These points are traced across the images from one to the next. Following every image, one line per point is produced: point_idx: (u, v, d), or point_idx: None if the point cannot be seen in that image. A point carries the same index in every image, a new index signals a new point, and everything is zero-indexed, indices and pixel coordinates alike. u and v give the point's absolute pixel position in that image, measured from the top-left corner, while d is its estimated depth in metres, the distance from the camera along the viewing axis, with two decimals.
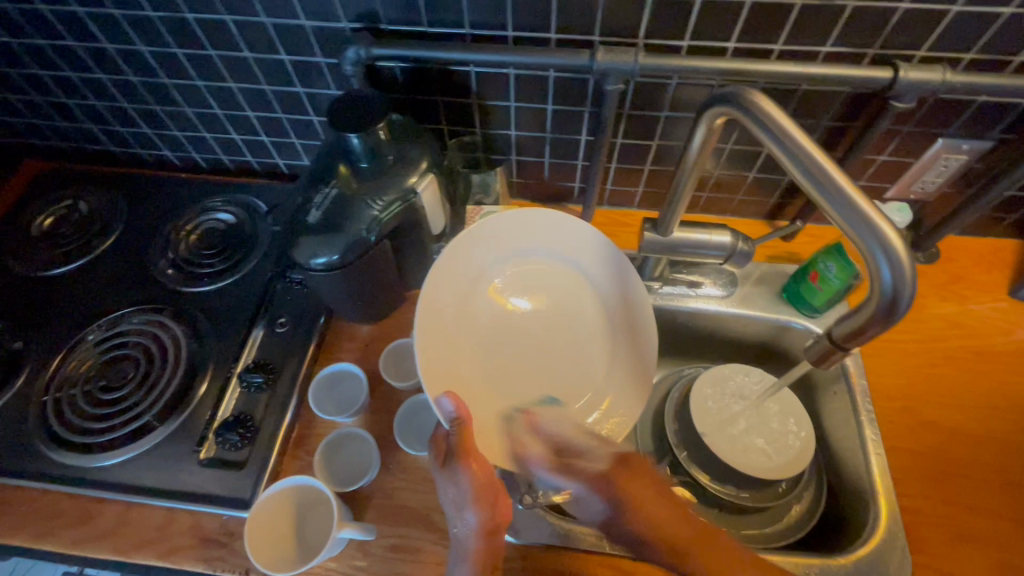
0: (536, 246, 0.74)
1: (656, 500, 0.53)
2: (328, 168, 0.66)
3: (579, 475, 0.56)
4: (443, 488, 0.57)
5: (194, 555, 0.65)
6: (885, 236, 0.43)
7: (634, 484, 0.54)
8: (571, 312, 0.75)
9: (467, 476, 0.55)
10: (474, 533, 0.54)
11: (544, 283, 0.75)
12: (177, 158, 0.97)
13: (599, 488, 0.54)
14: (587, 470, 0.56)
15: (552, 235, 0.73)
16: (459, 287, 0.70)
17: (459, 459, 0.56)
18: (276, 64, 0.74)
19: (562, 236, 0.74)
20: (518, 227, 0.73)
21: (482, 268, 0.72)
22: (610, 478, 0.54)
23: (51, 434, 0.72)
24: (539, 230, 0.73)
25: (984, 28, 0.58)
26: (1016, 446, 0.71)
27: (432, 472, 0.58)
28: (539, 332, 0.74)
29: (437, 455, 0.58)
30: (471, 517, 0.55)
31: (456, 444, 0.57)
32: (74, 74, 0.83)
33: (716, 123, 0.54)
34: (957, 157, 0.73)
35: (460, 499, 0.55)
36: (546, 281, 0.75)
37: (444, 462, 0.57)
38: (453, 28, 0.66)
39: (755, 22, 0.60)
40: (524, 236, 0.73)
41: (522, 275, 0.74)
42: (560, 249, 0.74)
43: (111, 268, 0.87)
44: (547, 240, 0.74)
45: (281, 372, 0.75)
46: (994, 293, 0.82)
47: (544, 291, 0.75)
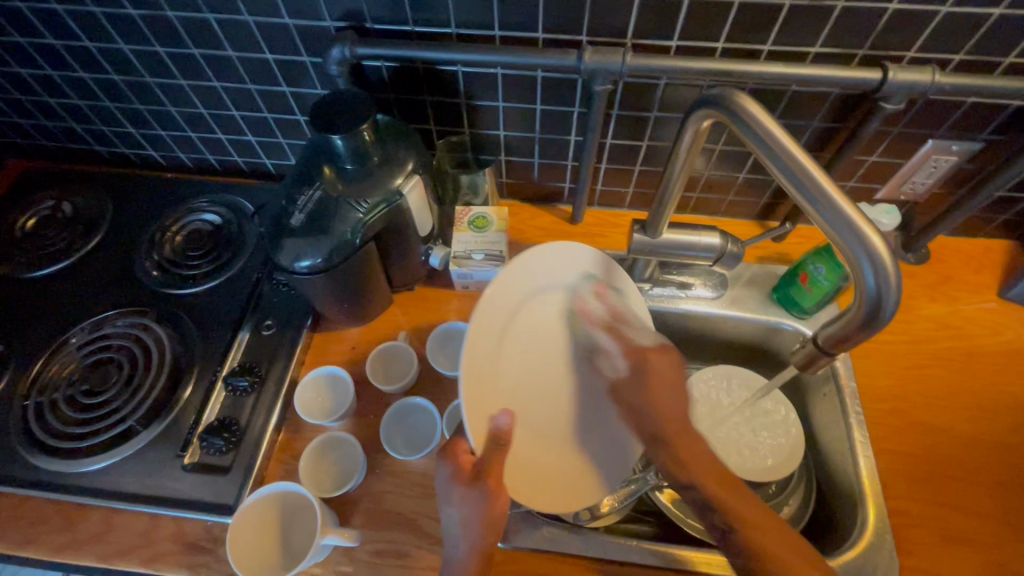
0: (558, 279, 0.62)
1: (676, 395, 0.55)
2: (312, 169, 0.65)
3: (622, 341, 0.60)
4: (454, 502, 0.52)
5: (178, 561, 0.64)
6: (871, 243, 0.43)
7: (665, 368, 0.56)
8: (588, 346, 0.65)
9: (490, 499, 0.52)
10: (474, 554, 0.53)
11: (563, 323, 0.63)
12: (162, 158, 0.96)
13: (629, 358, 0.59)
14: (629, 341, 0.60)
15: (572, 264, 0.63)
16: (490, 337, 0.56)
17: (486, 482, 0.52)
18: (261, 63, 0.73)
19: (579, 266, 0.64)
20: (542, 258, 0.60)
21: (510, 311, 0.58)
22: (645, 360, 0.58)
23: (33, 439, 0.71)
24: (559, 259, 0.62)
25: (973, 29, 0.57)
26: (1005, 447, 0.71)
27: (444, 484, 0.53)
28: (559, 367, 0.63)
29: (461, 469, 0.53)
30: (476, 538, 0.53)
31: (488, 465, 0.53)
32: (56, 73, 0.82)
33: (704, 125, 0.54)
34: (947, 158, 0.72)
35: (470, 517, 0.52)
36: (567, 321, 0.63)
37: (467, 480, 0.52)
38: (439, 27, 0.65)
39: (744, 22, 0.60)
40: (546, 268, 0.61)
41: (544, 315, 0.62)
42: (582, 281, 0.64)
43: (95, 269, 0.85)
44: (568, 268, 0.63)
45: (267, 375, 0.74)
46: (983, 293, 0.82)
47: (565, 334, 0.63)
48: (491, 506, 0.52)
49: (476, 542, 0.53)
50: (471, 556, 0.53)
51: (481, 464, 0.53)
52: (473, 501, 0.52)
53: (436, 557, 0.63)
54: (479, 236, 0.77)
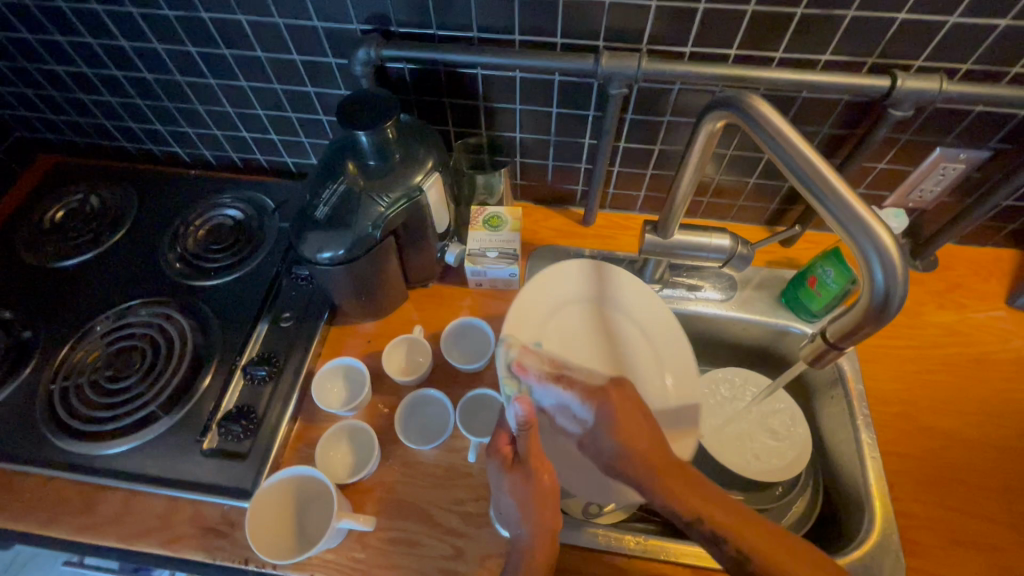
0: (570, 295, 0.75)
1: (643, 422, 0.54)
2: (335, 165, 0.68)
3: (576, 386, 0.55)
4: (506, 489, 0.56)
5: (195, 544, 0.65)
6: (879, 238, 0.44)
7: (629, 408, 0.54)
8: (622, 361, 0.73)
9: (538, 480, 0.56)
10: (539, 534, 0.56)
11: (584, 332, 0.74)
12: (187, 155, 0.99)
13: (593, 403, 0.54)
14: (583, 382, 0.56)
15: (578, 282, 0.75)
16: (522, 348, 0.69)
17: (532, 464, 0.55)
18: (288, 64, 0.76)
19: (586, 281, 0.75)
20: (553, 277, 0.74)
21: (531, 326, 0.71)
22: (608, 395, 0.54)
23: (58, 422, 0.73)
24: (568, 278, 0.75)
25: (979, 40, 0.59)
26: (1012, 452, 0.71)
27: (496, 475, 0.57)
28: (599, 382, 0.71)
29: (504, 459, 0.57)
30: (534, 520, 0.55)
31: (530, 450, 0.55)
32: (90, 71, 0.85)
33: (716, 127, 0.55)
34: (955, 165, 0.74)
35: (524, 502, 0.56)
36: (587, 329, 0.74)
37: (511, 465, 0.56)
38: (461, 32, 0.68)
39: (756, 30, 0.62)
40: (557, 288, 0.74)
41: (567, 326, 0.74)
42: (591, 293, 0.75)
43: (120, 261, 0.88)
44: (578, 285, 0.75)
45: (284, 366, 0.76)
46: (991, 301, 0.83)
47: (589, 339, 0.74)
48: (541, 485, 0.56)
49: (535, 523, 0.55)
50: (537, 538, 0.56)
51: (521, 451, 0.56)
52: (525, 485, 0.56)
53: (448, 546, 0.64)
54: (493, 235, 0.79)
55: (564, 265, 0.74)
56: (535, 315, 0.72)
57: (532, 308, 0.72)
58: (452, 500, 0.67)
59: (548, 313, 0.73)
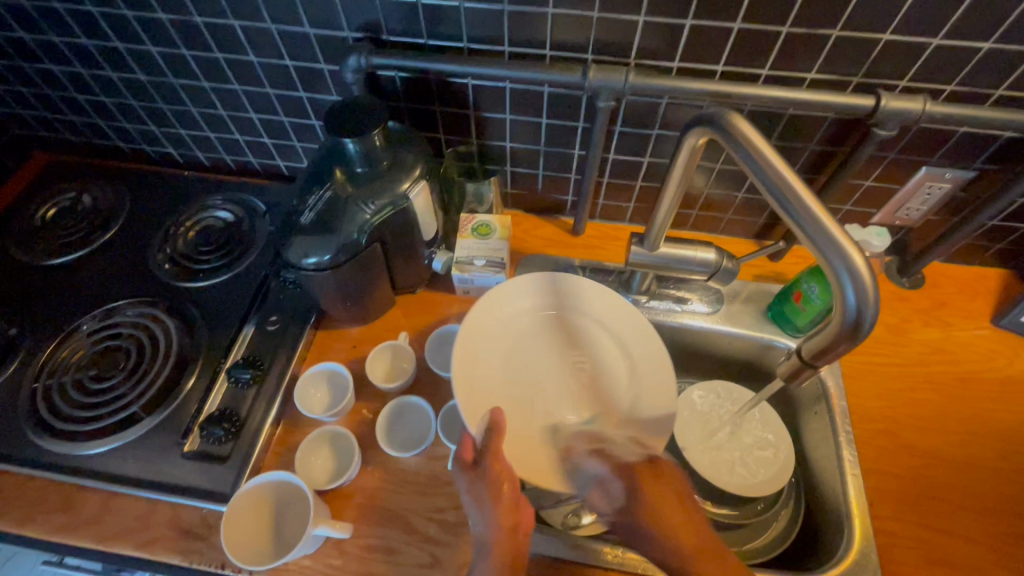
0: (529, 303, 0.76)
1: (677, 505, 0.55)
2: (324, 171, 0.68)
3: (613, 462, 0.60)
4: (464, 487, 0.56)
5: (173, 546, 0.65)
6: (851, 258, 0.44)
7: (661, 488, 0.56)
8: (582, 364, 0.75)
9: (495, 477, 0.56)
10: (498, 533, 0.54)
11: (544, 336, 0.76)
12: (180, 156, 0.99)
13: (623, 478, 0.57)
14: (619, 460, 0.60)
15: (540, 288, 0.77)
16: (479, 347, 0.72)
17: (488, 459, 0.56)
18: (281, 69, 0.77)
19: (548, 287, 0.77)
20: (508, 287, 0.76)
21: (489, 336, 0.73)
22: (637, 472, 0.57)
23: (40, 421, 0.73)
24: (523, 287, 0.76)
25: (963, 62, 0.60)
26: (993, 472, 0.71)
27: (454, 474, 0.56)
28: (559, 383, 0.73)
29: (464, 455, 0.56)
30: (492, 516, 0.55)
31: (489, 445, 0.57)
32: (85, 71, 0.85)
33: (699, 143, 0.56)
34: (941, 185, 0.74)
35: (479, 500, 0.55)
36: (550, 333, 0.76)
37: (471, 464, 0.56)
38: (451, 42, 0.69)
39: (742, 47, 0.63)
40: (516, 294, 0.76)
41: (524, 332, 0.76)
42: (550, 299, 0.77)
43: (110, 260, 0.88)
44: (538, 292, 0.77)
45: (269, 369, 0.76)
46: (977, 320, 0.83)
47: (549, 342, 0.76)
48: (497, 481, 0.56)
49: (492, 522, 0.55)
50: (495, 537, 0.54)
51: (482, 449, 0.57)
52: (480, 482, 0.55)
53: (426, 554, 0.64)
54: (481, 243, 0.79)
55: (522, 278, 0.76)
56: (492, 324, 0.74)
57: (489, 314, 0.74)
58: (432, 508, 0.67)
59: (506, 320, 0.75)
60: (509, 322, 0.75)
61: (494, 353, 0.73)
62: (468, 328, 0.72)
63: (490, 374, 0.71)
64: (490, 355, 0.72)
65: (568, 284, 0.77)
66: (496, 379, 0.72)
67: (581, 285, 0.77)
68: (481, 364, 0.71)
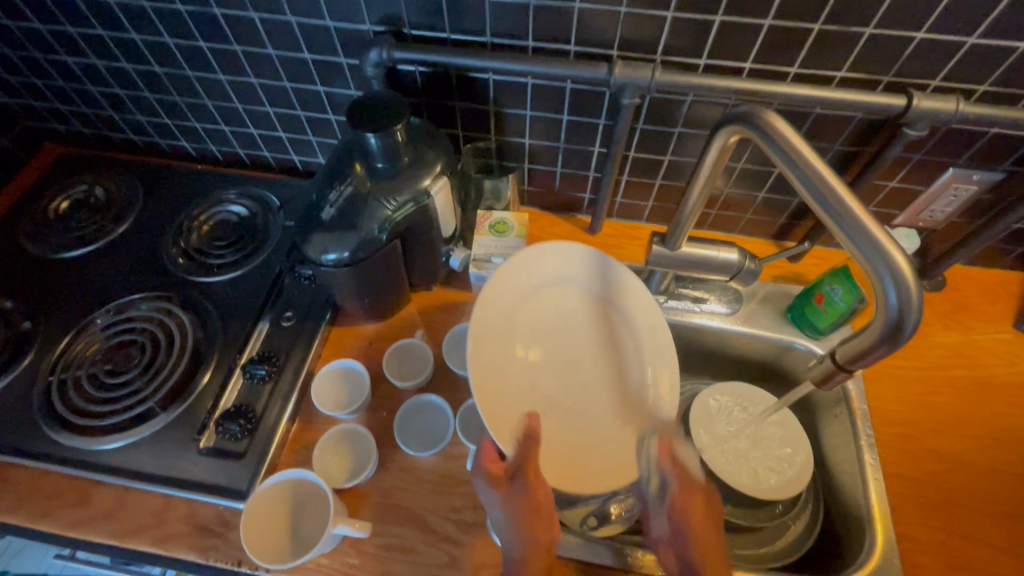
0: (552, 277, 0.72)
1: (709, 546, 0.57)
2: (343, 166, 0.67)
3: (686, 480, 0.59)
4: (497, 506, 0.55)
5: (189, 543, 0.65)
6: (895, 262, 0.43)
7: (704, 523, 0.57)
8: (590, 351, 0.73)
9: (530, 493, 0.55)
10: (533, 554, 0.55)
11: (571, 313, 0.73)
12: (194, 150, 0.99)
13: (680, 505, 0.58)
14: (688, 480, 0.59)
15: (585, 268, 0.73)
16: (499, 323, 0.68)
17: (524, 478, 0.56)
18: (299, 63, 0.76)
19: (594, 270, 0.73)
20: (550, 257, 0.71)
21: (516, 297, 0.70)
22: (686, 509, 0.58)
23: (54, 415, 0.72)
24: (566, 261, 0.72)
25: (997, 62, 0.59)
26: (1017, 479, 0.70)
27: (483, 492, 0.56)
28: (567, 368, 0.72)
29: (494, 474, 0.56)
30: (528, 537, 0.55)
31: (523, 463, 0.57)
32: (100, 62, 0.85)
33: (730, 142, 0.55)
34: (967, 187, 0.73)
35: (513, 515, 0.55)
36: (576, 312, 0.73)
37: (503, 482, 0.55)
38: (474, 36, 0.68)
39: (771, 45, 0.61)
40: (557, 265, 0.72)
41: (542, 309, 0.72)
42: (589, 278, 0.73)
43: (123, 253, 0.88)
44: (579, 269, 0.73)
45: (284, 366, 0.75)
46: (999, 324, 0.82)
47: (573, 321, 0.73)
48: (534, 498, 0.55)
49: (529, 538, 0.55)
50: (529, 558, 0.55)
51: (514, 465, 0.56)
52: (514, 498, 0.55)
53: (443, 554, 0.64)
54: (498, 241, 0.79)
55: (565, 248, 0.72)
56: (522, 285, 0.70)
57: (511, 288, 0.69)
58: (449, 507, 0.67)
59: (539, 288, 0.72)
60: (530, 296, 0.71)
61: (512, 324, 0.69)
62: (493, 293, 0.67)
63: (505, 353, 0.68)
64: (506, 332, 0.68)
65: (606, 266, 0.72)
66: (511, 357, 0.68)
67: (626, 277, 0.73)
68: (498, 321, 0.68)
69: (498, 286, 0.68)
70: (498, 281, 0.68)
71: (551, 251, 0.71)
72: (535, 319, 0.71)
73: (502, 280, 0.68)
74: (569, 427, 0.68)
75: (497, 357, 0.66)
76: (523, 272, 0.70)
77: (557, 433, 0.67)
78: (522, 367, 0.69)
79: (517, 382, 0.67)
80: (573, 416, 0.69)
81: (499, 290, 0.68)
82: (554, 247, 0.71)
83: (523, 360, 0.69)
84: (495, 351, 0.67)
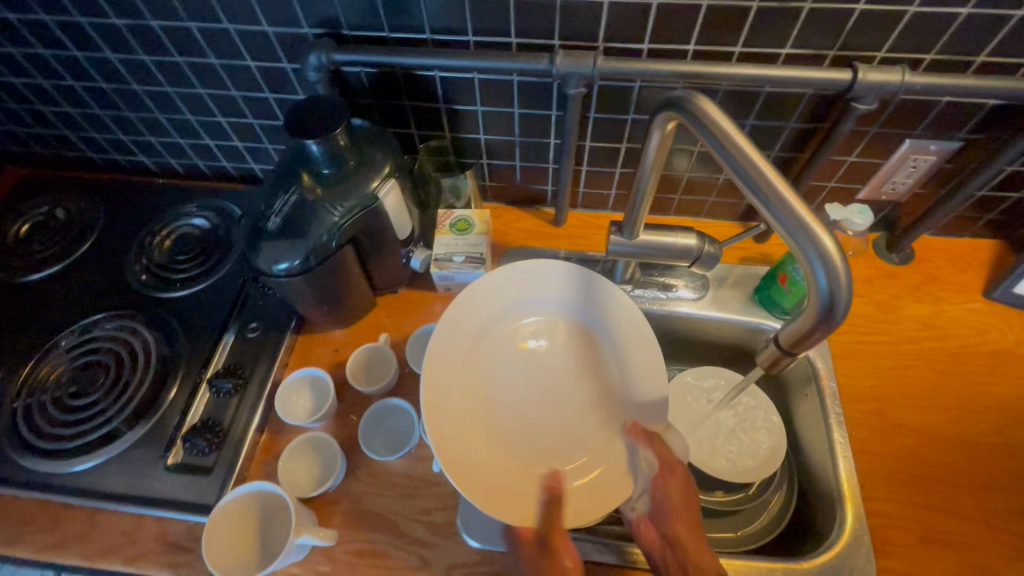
0: (508, 299, 0.73)
1: (687, 517, 0.58)
2: (290, 174, 0.66)
3: (660, 451, 0.62)
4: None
5: (160, 560, 0.65)
6: (823, 244, 0.43)
7: (680, 492, 0.59)
8: (557, 369, 0.72)
9: (555, 561, 0.55)
10: None
11: (544, 336, 0.73)
12: (154, 164, 0.98)
13: (657, 481, 0.60)
14: (658, 458, 0.62)
15: (538, 284, 0.73)
16: (456, 358, 0.69)
17: (550, 542, 0.56)
18: (244, 71, 0.75)
19: (549, 286, 0.73)
20: (502, 280, 0.72)
21: (493, 316, 0.72)
22: (660, 483, 0.60)
23: (21, 441, 0.72)
24: (523, 282, 0.73)
25: (941, 29, 0.58)
26: (987, 448, 0.70)
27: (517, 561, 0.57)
28: (540, 390, 0.71)
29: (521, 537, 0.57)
30: None
31: (550, 528, 0.58)
32: (46, 81, 0.83)
33: (668, 128, 0.54)
34: (926, 157, 0.72)
35: None
36: (541, 334, 0.73)
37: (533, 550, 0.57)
38: (415, 34, 0.66)
39: (712, 26, 0.60)
40: (542, 285, 0.73)
41: (503, 333, 0.73)
42: (559, 298, 0.73)
43: (86, 273, 0.87)
44: (564, 289, 0.73)
45: (251, 377, 0.75)
46: (969, 294, 0.81)
47: (558, 343, 0.73)
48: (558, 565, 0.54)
49: None
50: None
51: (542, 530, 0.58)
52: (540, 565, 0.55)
53: (414, 557, 0.64)
54: (460, 239, 0.78)
55: (513, 269, 0.72)
56: (479, 318, 0.71)
57: (465, 318, 0.70)
58: (419, 510, 0.67)
59: (499, 314, 0.72)
60: (489, 324, 0.72)
61: (471, 356, 0.70)
62: (444, 328, 0.69)
63: (466, 384, 0.68)
64: (466, 366, 0.69)
65: (560, 280, 0.73)
66: (473, 389, 0.69)
67: (588, 291, 0.72)
68: (468, 338, 0.70)
69: (452, 316, 0.69)
70: (448, 315, 0.69)
71: (500, 277, 0.72)
72: (498, 346, 0.72)
73: (473, 297, 0.71)
74: (548, 455, 0.67)
75: (466, 372, 0.69)
76: (475, 301, 0.71)
77: (534, 458, 0.67)
78: (490, 394, 0.69)
79: (487, 411, 0.68)
80: (555, 445, 0.68)
81: (454, 321, 0.69)
82: (503, 271, 0.72)
83: (492, 395, 0.70)
84: (456, 387, 0.67)
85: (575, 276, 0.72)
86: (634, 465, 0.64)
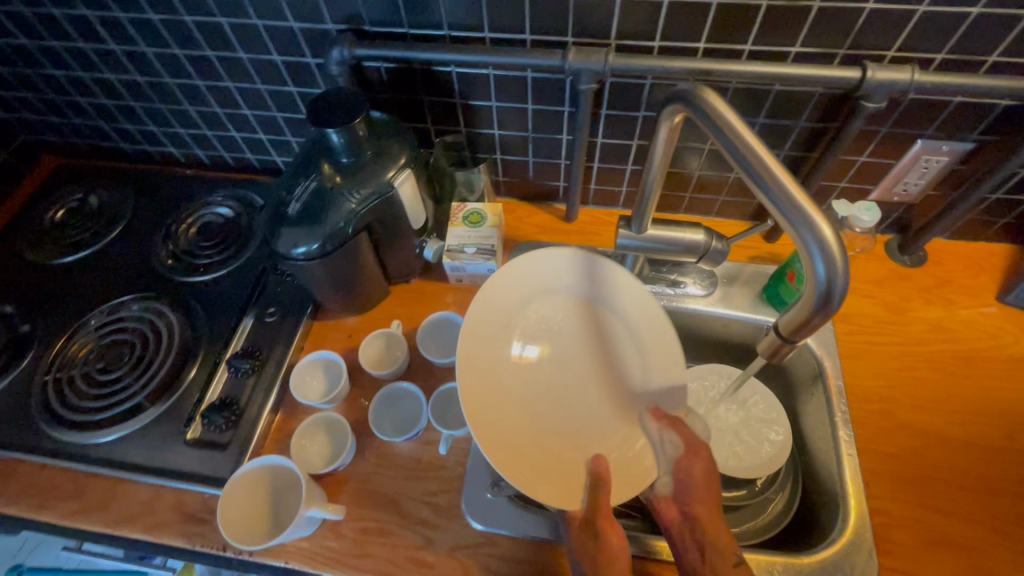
0: (537, 285, 0.74)
1: (708, 498, 0.57)
2: (311, 163, 0.69)
3: (683, 432, 0.62)
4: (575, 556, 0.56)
5: (177, 530, 0.68)
6: (821, 233, 0.44)
7: (702, 470, 0.58)
8: (579, 356, 0.74)
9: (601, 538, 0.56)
10: None
11: (565, 322, 0.75)
12: (182, 155, 1.02)
13: (681, 463, 0.60)
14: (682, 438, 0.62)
15: (563, 273, 0.74)
16: (486, 343, 0.70)
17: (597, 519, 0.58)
18: (270, 65, 0.78)
19: (573, 275, 0.74)
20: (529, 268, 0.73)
21: (525, 299, 0.74)
22: (682, 462, 0.60)
23: (50, 412, 0.76)
24: (550, 270, 0.74)
25: (952, 30, 0.58)
26: (996, 452, 0.69)
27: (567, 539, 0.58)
28: (562, 376, 0.74)
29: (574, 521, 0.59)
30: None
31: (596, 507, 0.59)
32: (85, 74, 0.88)
33: (676, 121, 0.55)
34: (938, 158, 0.72)
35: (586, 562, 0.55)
36: (563, 321, 0.75)
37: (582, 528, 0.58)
38: (434, 30, 0.69)
39: (721, 25, 0.62)
40: (567, 274, 0.74)
41: (528, 318, 0.74)
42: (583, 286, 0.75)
43: (115, 257, 0.91)
44: (588, 276, 0.74)
45: (267, 360, 0.78)
46: (982, 298, 0.81)
47: (580, 333, 0.75)
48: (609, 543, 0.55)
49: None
50: None
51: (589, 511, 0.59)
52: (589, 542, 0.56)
53: (419, 537, 0.66)
54: (472, 231, 0.80)
55: (543, 256, 0.73)
56: (507, 305, 0.73)
57: (495, 305, 0.72)
58: (425, 491, 0.69)
59: (524, 302, 0.74)
60: (515, 311, 0.73)
61: (501, 340, 0.72)
62: (476, 314, 0.69)
63: (497, 368, 0.70)
64: (496, 350, 0.71)
65: (591, 269, 0.74)
66: (503, 372, 0.71)
67: (611, 280, 0.74)
68: (500, 319, 0.72)
69: (484, 305, 0.70)
70: (480, 303, 0.70)
71: (528, 267, 0.73)
72: (523, 332, 0.74)
73: (507, 278, 0.72)
74: (571, 437, 0.70)
75: (496, 353, 0.71)
76: (505, 289, 0.72)
77: (558, 436, 0.69)
78: (516, 377, 0.71)
79: (512, 392, 0.70)
80: (576, 428, 0.70)
81: (487, 308, 0.71)
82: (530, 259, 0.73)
83: (517, 378, 0.72)
84: (487, 371, 0.69)
85: (598, 266, 0.73)
86: (659, 449, 0.64)
